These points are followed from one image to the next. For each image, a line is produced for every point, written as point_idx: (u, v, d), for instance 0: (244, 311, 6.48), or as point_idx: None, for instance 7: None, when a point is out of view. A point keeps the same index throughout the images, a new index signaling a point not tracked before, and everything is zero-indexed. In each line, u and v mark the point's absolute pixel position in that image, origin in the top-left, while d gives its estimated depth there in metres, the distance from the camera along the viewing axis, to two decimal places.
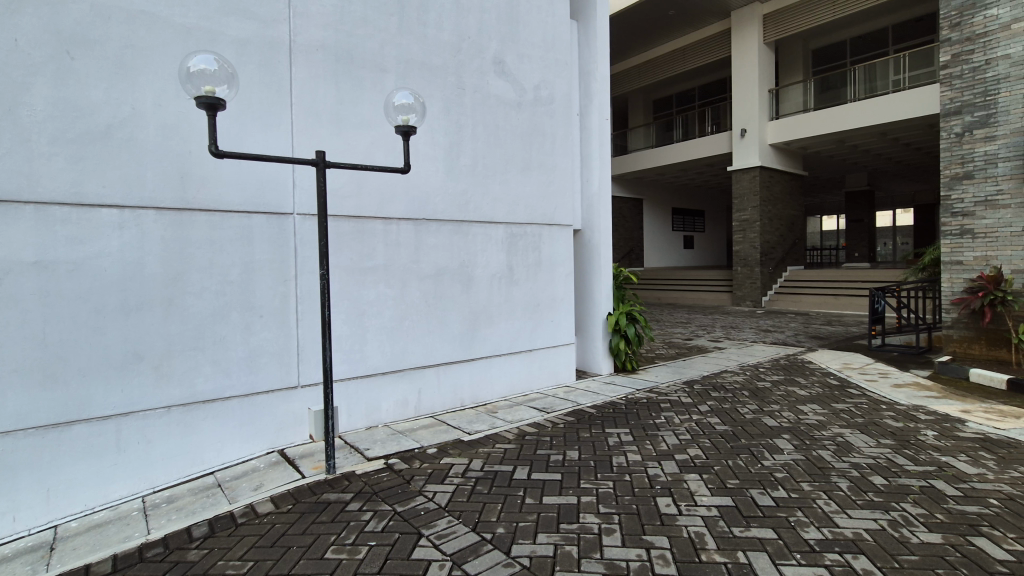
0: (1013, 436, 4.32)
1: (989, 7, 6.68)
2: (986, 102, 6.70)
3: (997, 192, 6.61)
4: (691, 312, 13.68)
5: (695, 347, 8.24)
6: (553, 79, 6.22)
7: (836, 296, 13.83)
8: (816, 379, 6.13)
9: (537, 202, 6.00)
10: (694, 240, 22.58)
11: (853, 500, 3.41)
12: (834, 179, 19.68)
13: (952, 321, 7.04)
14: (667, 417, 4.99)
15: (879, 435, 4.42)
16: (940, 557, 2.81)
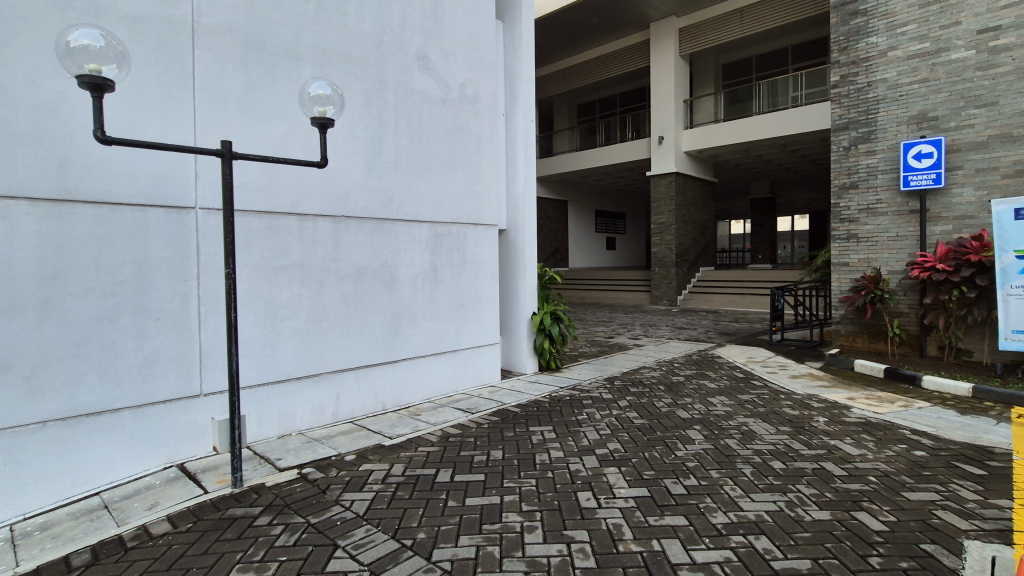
0: (889, 419, 4.83)
1: (870, 35, 7.44)
2: (868, 119, 7.46)
3: (877, 200, 7.37)
4: (612, 311, 14.18)
5: (616, 344, 8.55)
6: (479, 78, 6.19)
7: (742, 295, 14.88)
8: (725, 372, 6.55)
9: (461, 201, 5.95)
10: (616, 242, 23.47)
11: (755, 484, 3.66)
12: (741, 186, 21.20)
13: (840, 317, 7.75)
14: (589, 413, 5.11)
15: (779, 423, 4.78)
16: (828, 532, 3.07)
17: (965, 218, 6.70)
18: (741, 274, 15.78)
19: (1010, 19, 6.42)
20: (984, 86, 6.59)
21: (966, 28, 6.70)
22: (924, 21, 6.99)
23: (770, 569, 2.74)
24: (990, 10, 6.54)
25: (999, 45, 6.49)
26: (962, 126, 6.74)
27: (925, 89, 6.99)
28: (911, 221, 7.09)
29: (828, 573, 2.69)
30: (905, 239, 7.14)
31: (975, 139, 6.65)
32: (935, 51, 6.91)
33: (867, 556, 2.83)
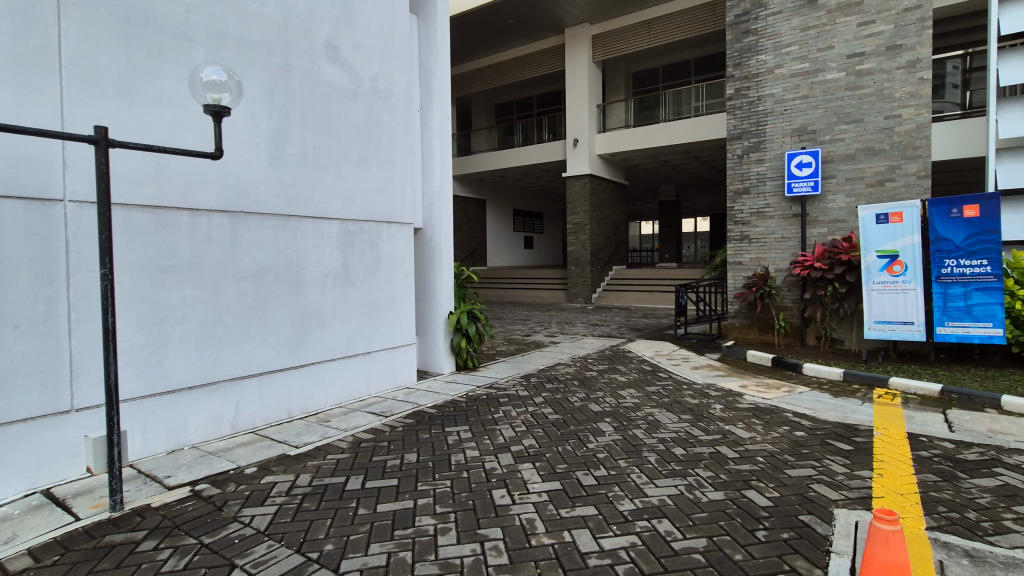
0: (775, 404, 5.31)
1: (759, 53, 8.12)
2: (758, 130, 8.15)
3: (765, 205, 8.08)
4: (530, 310, 14.43)
5: (532, 341, 8.71)
6: (392, 73, 6.03)
7: (651, 293, 15.75)
8: (634, 366, 6.89)
9: (374, 198, 5.77)
10: (534, 241, 23.95)
11: (659, 470, 3.87)
12: (650, 189, 22.44)
13: (734, 311, 8.40)
14: (505, 411, 5.15)
15: (681, 412, 5.10)
16: (722, 511, 3.32)
17: (838, 222, 7.52)
18: (650, 272, 16.70)
19: (872, 46, 7.28)
20: (852, 105, 7.43)
21: (838, 52, 7.51)
22: (804, 44, 7.75)
23: (670, 550, 2.91)
24: (857, 38, 7.38)
25: (864, 68, 7.34)
26: (835, 139, 7.55)
27: (805, 105, 7.75)
28: (794, 224, 7.84)
29: (721, 549, 2.91)
30: (788, 240, 7.88)
31: (846, 151, 7.48)
32: (813, 71, 7.68)
33: (754, 531, 3.09)
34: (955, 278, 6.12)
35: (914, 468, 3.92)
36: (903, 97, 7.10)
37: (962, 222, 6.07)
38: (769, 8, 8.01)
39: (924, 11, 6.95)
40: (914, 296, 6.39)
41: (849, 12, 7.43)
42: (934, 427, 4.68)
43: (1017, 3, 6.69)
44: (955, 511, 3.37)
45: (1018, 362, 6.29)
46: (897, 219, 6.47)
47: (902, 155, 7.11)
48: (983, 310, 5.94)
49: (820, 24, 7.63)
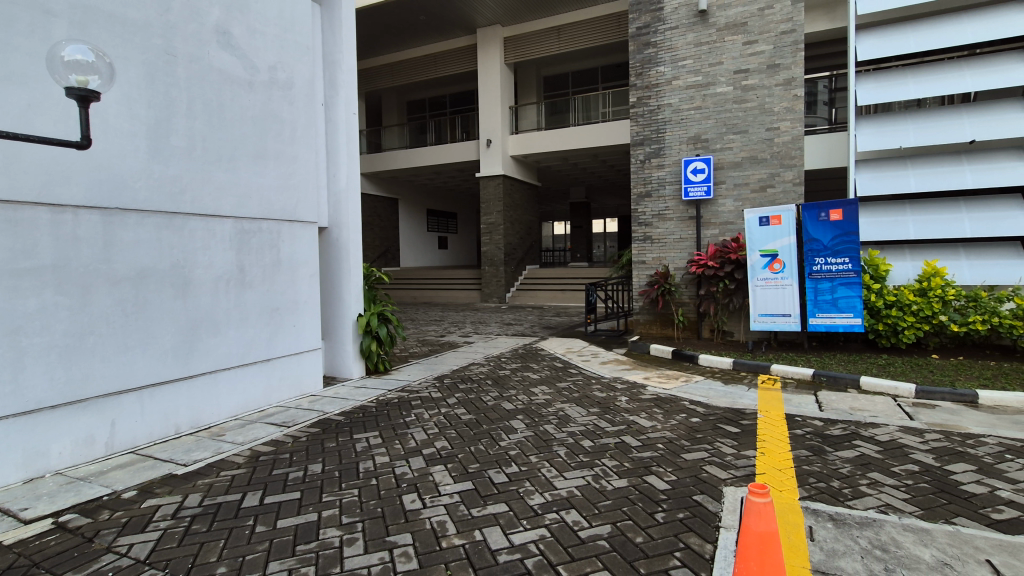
0: (674, 394, 5.68)
1: (658, 65, 8.64)
2: (658, 137, 8.66)
3: (665, 208, 8.61)
4: (443, 310, 14.34)
5: (446, 342, 8.65)
6: (293, 64, 5.72)
7: (563, 291, 16.23)
8: (546, 363, 7.06)
9: (273, 195, 5.44)
10: (448, 241, 23.82)
11: (568, 463, 4.00)
12: (561, 191, 23.14)
13: (639, 308, 8.87)
14: (417, 414, 5.07)
15: (589, 406, 5.30)
16: (625, 497, 3.49)
17: (728, 224, 8.20)
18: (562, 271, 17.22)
19: (755, 64, 8.00)
20: (739, 117, 8.12)
21: (727, 67, 8.18)
22: (698, 58, 8.35)
23: (577, 539, 3.01)
24: (743, 55, 8.07)
25: (749, 84, 8.05)
26: (724, 148, 8.22)
27: (699, 115, 8.35)
28: (690, 226, 8.43)
29: (624, 534, 3.06)
30: (686, 241, 8.46)
31: (734, 159, 8.16)
32: (706, 84, 8.30)
33: (654, 513, 3.28)
34: (824, 274, 6.88)
35: (790, 445, 4.37)
36: (781, 111, 7.87)
37: (829, 224, 6.83)
38: (667, 23, 8.55)
39: (797, 35, 7.74)
40: (791, 291, 7.10)
41: (735, 31, 8.11)
42: (807, 407, 5.25)
43: (869, 33, 7.65)
44: (822, 480, 3.81)
45: (873, 347, 7.21)
46: (776, 221, 7.15)
47: (780, 163, 7.88)
48: (846, 302, 6.74)
49: (711, 41, 8.26)
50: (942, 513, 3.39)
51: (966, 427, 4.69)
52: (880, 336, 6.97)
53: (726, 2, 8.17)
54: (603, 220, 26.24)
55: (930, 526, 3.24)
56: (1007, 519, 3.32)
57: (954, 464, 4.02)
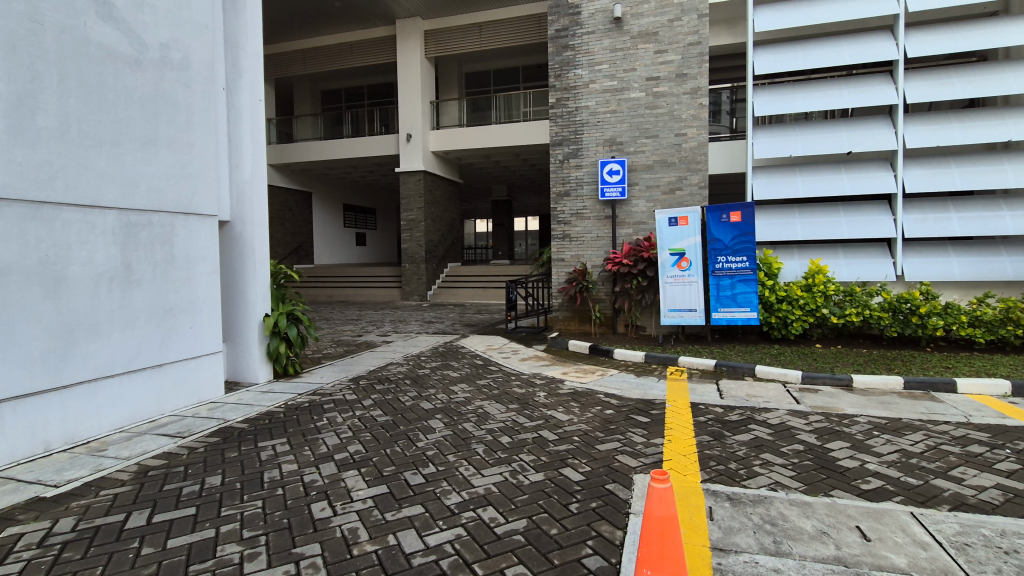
0: (590, 388, 5.86)
1: (576, 68, 8.87)
2: (576, 138, 8.89)
3: (583, 207, 8.87)
4: (360, 309, 13.86)
5: (363, 342, 8.37)
6: (188, 43, 5.24)
7: (484, 289, 16.28)
8: (467, 361, 7.04)
9: (166, 185, 4.97)
10: (366, 238, 23.12)
11: (486, 460, 4.00)
12: (484, 188, 23.22)
13: (558, 304, 9.07)
14: (330, 418, 4.85)
15: (508, 402, 5.35)
16: (542, 490, 3.55)
17: (640, 224, 8.60)
18: (484, 269, 17.26)
19: (666, 72, 8.44)
20: (651, 122, 8.53)
21: (640, 74, 8.55)
22: (613, 63, 8.67)
23: (494, 535, 3.02)
24: (654, 63, 8.48)
25: (660, 91, 8.47)
26: (637, 151, 8.60)
27: (614, 118, 8.68)
28: (606, 225, 8.74)
29: (539, 527, 3.10)
30: (602, 240, 8.78)
31: (646, 162, 8.56)
32: (621, 89, 8.64)
33: (568, 504, 3.36)
34: (725, 271, 7.39)
35: (694, 432, 4.65)
36: (688, 118, 8.35)
37: (730, 225, 7.34)
38: (585, 28, 8.79)
39: (702, 47, 8.23)
40: (697, 287, 7.56)
41: (648, 39, 8.49)
42: (709, 395, 5.62)
43: (764, 50, 8.31)
44: (721, 463, 4.09)
45: (767, 338, 7.87)
46: (684, 221, 7.56)
47: (688, 168, 8.37)
48: (744, 297, 7.30)
49: (626, 47, 8.60)
50: (821, 487, 3.77)
51: (843, 408, 5.24)
52: (773, 328, 7.61)
53: (639, 11, 8.53)
54: (525, 218, 26.57)
55: (812, 499, 3.59)
56: (873, 488, 3.75)
57: (832, 442, 4.48)
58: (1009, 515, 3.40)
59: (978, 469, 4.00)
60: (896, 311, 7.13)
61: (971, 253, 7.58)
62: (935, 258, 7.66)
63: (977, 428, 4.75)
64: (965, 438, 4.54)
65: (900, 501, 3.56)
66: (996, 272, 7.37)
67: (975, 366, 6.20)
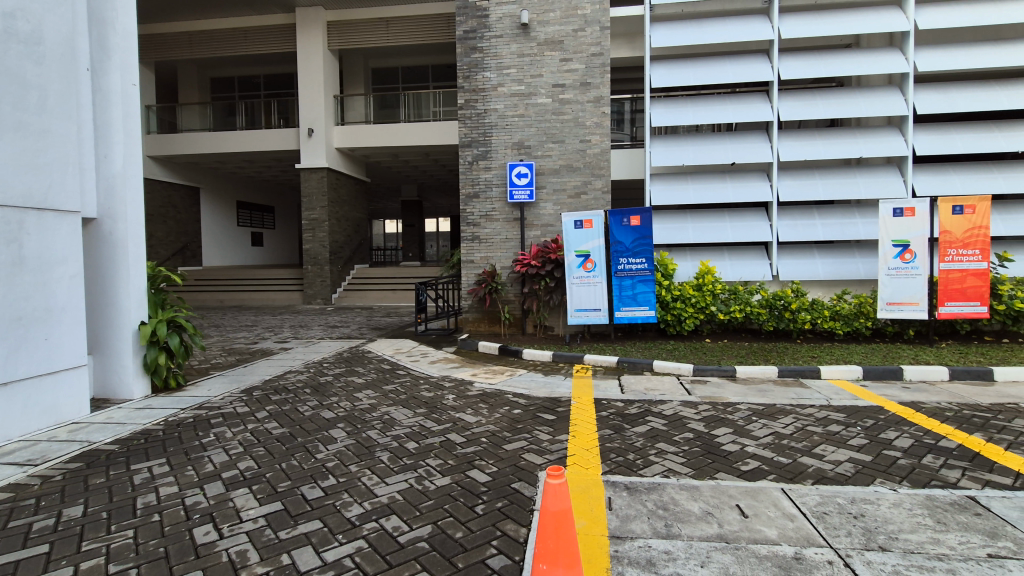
0: (498, 388, 5.92)
1: (484, 70, 8.93)
2: (484, 140, 8.94)
3: (492, 209, 8.94)
4: (256, 314, 12.96)
5: (259, 350, 7.83)
6: (40, 13, 4.56)
7: (393, 291, 15.92)
8: (372, 366, 6.82)
9: (14, 175, 4.32)
10: (263, 238, 21.70)
11: (391, 468, 3.90)
12: (392, 188, 22.70)
13: (468, 306, 9.08)
14: (218, 433, 4.48)
15: (416, 406, 5.26)
16: (447, 495, 3.52)
17: (548, 226, 8.84)
18: (393, 271, 16.87)
19: (570, 80, 8.74)
20: (557, 127, 8.78)
21: (546, 80, 8.78)
22: (521, 68, 8.82)
23: (397, 545, 2.94)
24: (560, 71, 8.75)
25: (565, 98, 8.76)
26: (544, 155, 8.82)
27: (522, 122, 8.84)
28: (515, 227, 8.88)
29: (444, 531, 3.08)
30: (511, 241, 8.91)
31: (552, 166, 8.80)
32: (528, 94, 8.82)
33: (474, 506, 3.37)
34: (627, 272, 7.79)
35: (596, 427, 4.85)
36: (592, 125, 8.71)
37: (631, 228, 7.76)
38: (492, 31, 8.87)
39: (604, 58, 8.64)
40: (601, 287, 7.89)
41: (553, 47, 8.75)
42: (611, 391, 5.90)
43: (659, 65, 8.87)
44: (620, 455, 4.30)
45: (664, 335, 8.41)
46: (588, 224, 7.85)
47: (592, 173, 8.73)
48: (643, 297, 7.76)
49: (533, 53, 8.79)
50: (708, 471, 4.09)
51: (727, 397, 5.73)
52: (669, 325, 8.15)
53: (545, 19, 8.76)
54: (436, 219, 26.35)
55: (699, 483, 3.88)
56: (751, 469, 4.14)
57: (718, 429, 4.89)
58: (858, 484, 3.90)
59: (836, 446, 4.55)
60: (772, 307, 7.93)
61: (832, 255, 8.59)
62: (804, 259, 8.60)
63: (835, 409, 5.40)
64: (826, 419, 5.14)
65: (773, 479, 3.96)
66: (851, 272, 8.41)
67: (835, 355, 7.04)
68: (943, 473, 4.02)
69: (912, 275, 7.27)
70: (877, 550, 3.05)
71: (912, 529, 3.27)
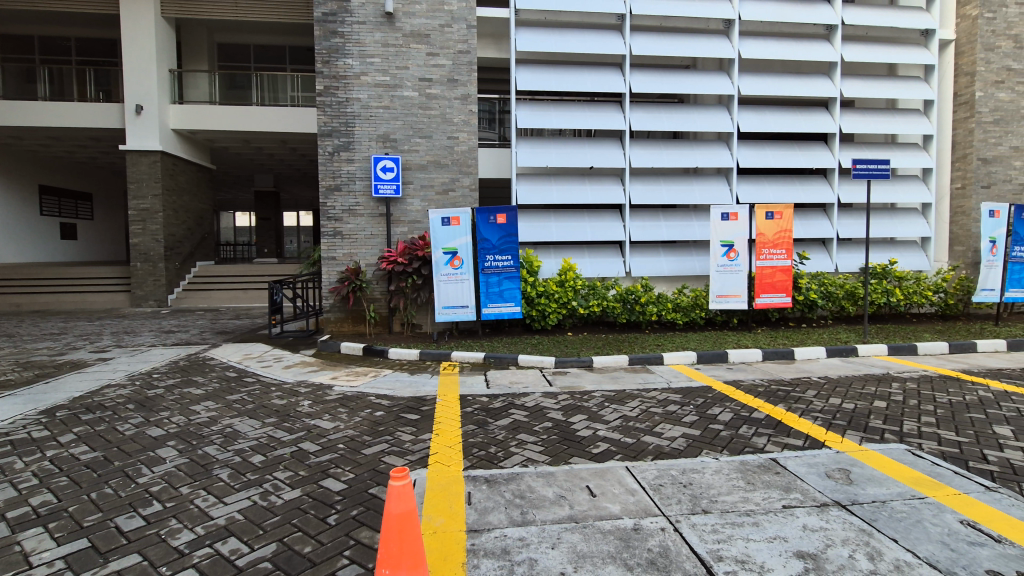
0: (360, 391, 5.70)
1: (346, 57, 8.49)
2: (346, 131, 8.51)
3: (355, 204, 8.56)
4: (64, 320, 10.99)
5: (66, 362, 6.65)
6: None
7: (244, 291, 14.60)
8: (215, 375, 6.15)
9: None
10: (77, 230, 18.50)
11: (232, 486, 3.56)
12: (244, 177, 20.74)
13: (329, 305, 8.60)
14: (4, 465, 3.72)
15: (265, 416, 4.85)
16: (297, 508, 3.29)
17: (415, 223, 8.71)
18: (244, 269, 15.45)
19: (437, 75, 8.67)
20: (424, 122, 8.67)
21: (412, 73, 8.62)
22: (385, 58, 8.55)
23: (233, 569, 2.68)
24: (426, 65, 8.64)
25: (432, 93, 8.67)
26: (411, 150, 8.66)
27: (387, 114, 8.58)
28: (380, 223, 8.61)
29: (290, 548, 2.87)
30: (376, 238, 8.62)
31: (419, 162, 8.67)
32: (393, 85, 8.58)
33: (326, 518, 3.19)
34: (494, 269, 7.95)
35: (460, 423, 4.88)
36: (459, 122, 8.74)
37: (497, 226, 7.92)
38: (354, 16, 8.46)
39: (471, 57, 8.71)
40: (468, 284, 7.96)
41: (419, 40, 8.61)
42: (476, 386, 5.99)
43: (524, 68, 9.16)
44: (482, 449, 4.38)
45: (530, 329, 8.75)
46: (456, 222, 7.86)
47: (460, 170, 8.77)
48: (509, 293, 8.00)
49: (398, 44, 8.57)
50: (563, 456, 4.33)
51: (583, 386, 6.13)
52: (534, 320, 8.49)
53: (410, 10, 8.58)
54: (296, 213, 24.49)
55: (555, 468, 4.09)
56: (601, 451, 4.47)
57: (574, 416, 5.21)
58: (689, 456, 4.41)
59: (672, 424, 5.09)
60: (624, 301, 8.65)
61: (674, 253, 9.60)
62: (651, 257, 9.50)
63: (674, 391, 6.04)
64: (666, 400, 5.74)
65: (619, 458, 4.31)
66: (690, 269, 9.49)
67: (675, 343, 7.89)
68: (753, 440, 4.71)
69: (735, 271, 8.41)
70: (700, 513, 3.48)
71: (728, 491, 3.78)
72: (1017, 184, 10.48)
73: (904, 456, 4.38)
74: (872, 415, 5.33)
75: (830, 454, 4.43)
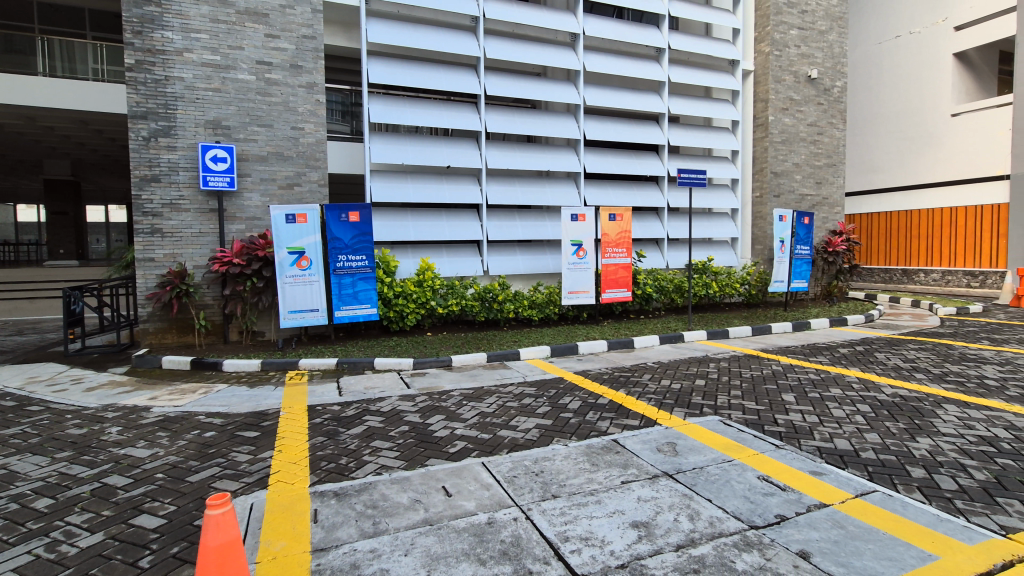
0: (187, 410, 5.04)
1: (164, 29, 7.41)
2: (166, 113, 7.45)
3: (179, 197, 7.54)
4: None
5: None
6: None
7: (31, 301, 12.16)
8: None
9: None
10: None
11: (4, 541, 2.89)
12: (27, 162, 17.19)
13: (146, 314, 7.49)
14: None
15: (56, 450, 4.05)
16: (97, 556, 2.78)
17: (254, 220, 7.94)
18: (29, 274, 12.90)
19: (278, 60, 7.98)
20: (263, 110, 7.92)
21: (248, 54, 7.82)
22: (214, 35, 7.64)
23: None
24: (264, 47, 7.90)
25: (272, 78, 7.96)
26: (248, 139, 7.86)
27: (217, 98, 7.68)
28: (211, 220, 7.70)
29: None
30: (206, 236, 7.69)
31: (258, 153, 7.92)
32: (224, 66, 7.71)
33: (137, 561, 2.74)
34: (346, 270, 7.56)
35: (307, 436, 4.55)
36: (304, 112, 8.15)
37: (349, 224, 7.54)
38: None
39: (317, 43, 8.16)
40: (318, 287, 7.48)
41: (256, 19, 7.84)
42: (326, 395, 5.64)
43: (377, 60, 8.84)
44: (331, 461, 4.13)
45: (388, 331, 8.51)
46: (302, 220, 7.32)
47: (306, 164, 8.20)
48: (364, 295, 7.68)
49: (229, 21, 7.71)
50: (419, 459, 4.27)
51: (442, 386, 6.12)
52: (392, 322, 8.27)
53: None
54: (103, 206, 21.02)
55: (410, 473, 4.01)
56: (458, 450, 4.49)
57: (431, 417, 5.17)
58: (541, 445, 4.63)
59: (526, 416, 5.32)
60: (483, 299, 8.83)
61: (530, 252, 10.05)
62: (507, 256, 9.82)
63: (528, 385, 6.32)
64: (521, 394, 5.98)
65: (475, 455, 4.38)
66: (544, 267, 10.01)
67: (530, 338, 8.26)
68: (597, 425, 5.11)
69: (583, 268, 9.05)
70: (549, 498, 3.66)
71: (575, 474, 4.05)
72: (798, 194, 12.79)
73: (717, 426, 5.09)
74: (694, 392, 6.12)
75: (661, 430, 4.98)
